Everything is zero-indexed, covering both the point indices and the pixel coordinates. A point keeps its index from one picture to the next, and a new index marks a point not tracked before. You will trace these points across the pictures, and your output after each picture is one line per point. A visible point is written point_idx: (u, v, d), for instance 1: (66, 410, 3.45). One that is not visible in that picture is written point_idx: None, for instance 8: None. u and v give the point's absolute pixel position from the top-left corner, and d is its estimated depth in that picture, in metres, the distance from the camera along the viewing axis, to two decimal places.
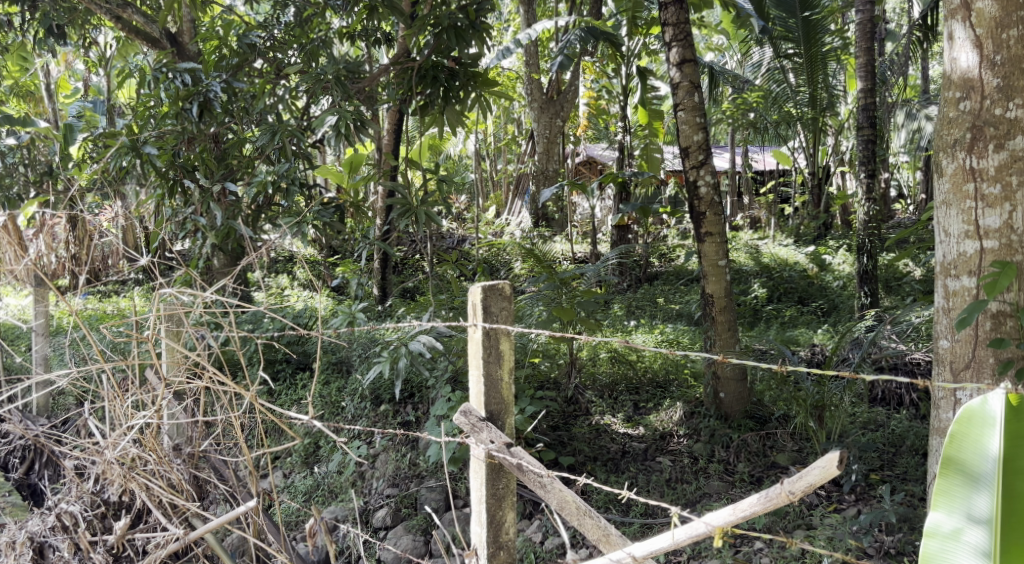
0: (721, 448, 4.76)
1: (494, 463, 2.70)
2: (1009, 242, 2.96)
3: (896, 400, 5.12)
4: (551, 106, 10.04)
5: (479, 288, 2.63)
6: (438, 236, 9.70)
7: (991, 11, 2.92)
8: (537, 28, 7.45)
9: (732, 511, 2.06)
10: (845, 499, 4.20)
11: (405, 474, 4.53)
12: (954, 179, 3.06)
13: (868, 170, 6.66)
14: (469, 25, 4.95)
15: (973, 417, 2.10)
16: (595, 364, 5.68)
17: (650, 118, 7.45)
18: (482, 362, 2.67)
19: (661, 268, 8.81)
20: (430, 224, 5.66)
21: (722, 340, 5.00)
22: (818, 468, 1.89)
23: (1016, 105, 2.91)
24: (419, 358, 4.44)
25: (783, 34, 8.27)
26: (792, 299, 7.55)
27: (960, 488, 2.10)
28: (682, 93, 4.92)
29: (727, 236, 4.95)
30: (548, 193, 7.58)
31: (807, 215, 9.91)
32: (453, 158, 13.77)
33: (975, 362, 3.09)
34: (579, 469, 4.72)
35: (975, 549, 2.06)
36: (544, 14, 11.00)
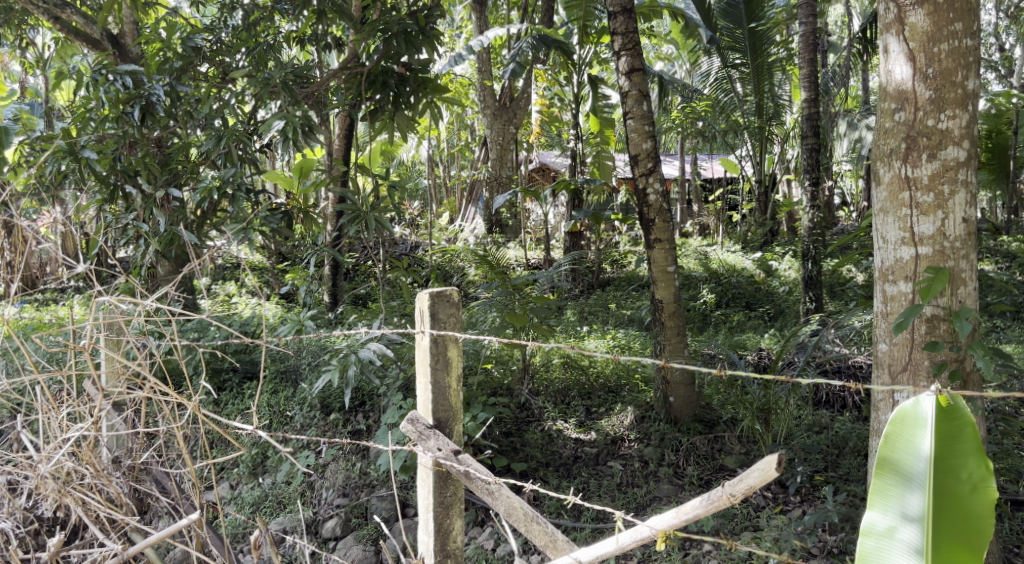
0: (671, 451, 4.82)
1: (442, 470, 2.69)
2: (941, 249, 3.08)
3: (839, 403, 5.24)
4: (504, 112, 10.14)
5: (427, 294, 2.63)
6: (391, 242, 9.66)
7: (923, 26, 3.02)
8: (489, 35, 7.45)
9: (675, 514, 2.10)
10: (791, 501, 4.29)
11: (356, 483, 4.49)
12: (891, 187, 3.16)
13: (812, 178, 6.82)
14: (419, 31, 4.89)
15: (906, 419, 2.17)
16: (547, 369, 5.71)
17: (602, 126, 7.54)
18: (429, 369, 2.67)
19: (613, 274, 8.90)
20: (381, 230, 5.62)
21: (671, 345, 5.06)
22: (758, 471, 1.93)
23: (947, 116, 3.02)
24: (369, 365, 4.41)
25: (730, 45, 8.46)
26: (740, 304, 7.70)
27: (894, 487, 2.17)
28: (631, 102, 4.99)
29: (676, 242, 5.02)
30: (500, 200, 7.61)
31: (754, 222, 10.12)
32: (406, 164, 13.73)
33: (911, 365, 3.19)
34: (531, 475, 4.73)
35: (908, 546, 2.13)
36: (496, 21, 11.06)
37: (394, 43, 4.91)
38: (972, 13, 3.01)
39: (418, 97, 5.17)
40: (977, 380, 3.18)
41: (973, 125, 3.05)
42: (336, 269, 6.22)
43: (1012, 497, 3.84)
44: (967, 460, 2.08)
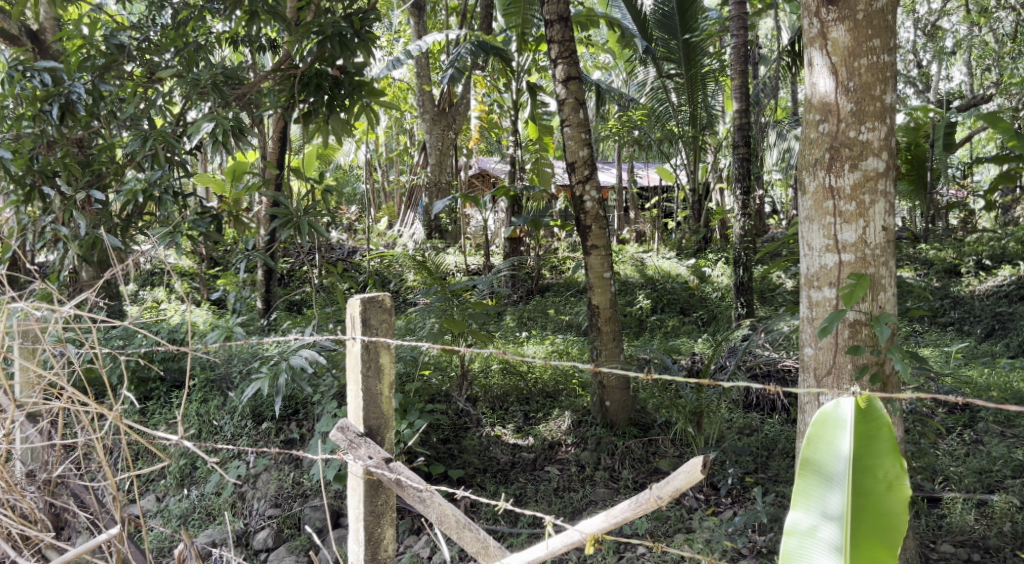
0: (607, 455, 4.86)
1: (374, 479, 2.67)
2: (863, 256, 3.19)
3: (769, 406, 5.37)
4: (443, 118, 10.14)
5: (358, 300, 2.59)
6: (328, 247, 9.51)
7: (844, 41, 3.14)
8: (428, 40, 7.42)
9: (605, 518, 2.16)
10: (722, 502, 4.38)
11: (288, 493, 4.39)
12: (815, 196, 3.27)
13: (743, 187, 7.00)
14: (355, 34, 4.85)
15: (827, 420, 2.24)
16: (486, 375, 5.70)
17: (540, 134, 7.58)
18: (360, 377, 2.64)
19: (552, 280, 8.96)
20: (315, 234, 5.53)
21: (608, 350, 5.12)
22: (683, 474, 2.00)
23: (868, 128, 3.14)
24: (301, 372, 4.33)
25: (665, 55, 8.63)
26: (675, 310, 7.87)
27: (815, 487, 2.24)
28: (567, 110, 5.03)
29: (613, 249, 5.08)
30: (439, 206, 7.58)
31: (688, 229, 10.33)
32: (343, 168, 13.58)
33: (836, 368, 3.29)
34: (468, 482, 4.72)
35: (829, 544, 2.21)
36: (435, 27, 11.05)
37: (328, 45, 4.85)
38: (889, 30, 3.13)
39: (352, 100, 5.11)
40: (896, 383, 3.30)
41: (891, 137, 3.18)
42: (269, 274, 6.09)
43: (928, 495, 4.00)
44: (882, 460, 2.16)
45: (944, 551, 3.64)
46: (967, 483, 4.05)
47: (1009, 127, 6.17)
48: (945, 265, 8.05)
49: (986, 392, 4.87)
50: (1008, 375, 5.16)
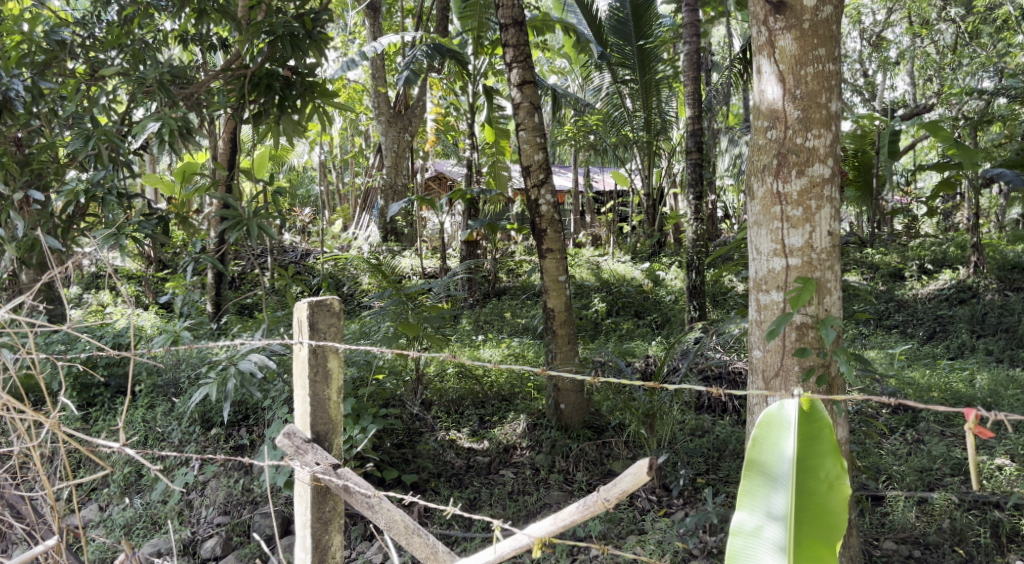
0: (561, 458, 4.88)
1: (321, 485, 2.64)
2: (809, 260, 3.26)
3: (721, 407, 5.43)
4: (399, 120, 10.07)
5: (306, 304, 2.57)
6: (281, 249, 9.37)
7: (791, 49, 3.20)
8: (383, 41, 7.36)
9: (553, 521, 2.27)
10: (674, 503, 4.43)
11: (238, 500, 4.30)
12: (764, 202, 3.33)
13: (696, 192, 7.10)
14: (307, 34, 4.80)
15: (772, 421, 2.28)
16: (441, 379, 5.67)
17: (497, 137, 7.58)
18: (308, 381, 2.61)
19: (509, 283, 8.96)
20: (266, 237, 5.44)
21: (563, 353, 5.12)
22: (630, 476, 2.12)
23: (814, 135, 3.21)
24: (250, 377, 4.25)
25: (620, 61, 8.72)
26: (629, 313, 7.95)
27: (760, 488, 2.29)
28: (522, 113, 5.04)
29: (568, 252, 5.10)
30: (394, 208, 7.52)
31: (643, 233, 10.44)
32: (297, 170, 13.39)
33: (783, 370, 3.36)
34: (423, 487, 4.69)
35: (773, 544, 2.26)
36: (390, 28, 10.99)
37: (280, 45, 4.79)
38: (834, 40, 3.21)
39: (304, 101, 5.04)
40: (842, 384, 3.37)
41: (836, 144, 3.26)
42: (220, 277, 5.98)
43: (872, 493, 4.09)
44: (824, 460, 2.22)
45: (886, 548, 3.74)
46: (909, 481, 4.16)
47: (949, 136, 6.37)
48: (889, 269, 8.28)
49: (928, 392, 5.01)
50: (948, 376, 5.32)
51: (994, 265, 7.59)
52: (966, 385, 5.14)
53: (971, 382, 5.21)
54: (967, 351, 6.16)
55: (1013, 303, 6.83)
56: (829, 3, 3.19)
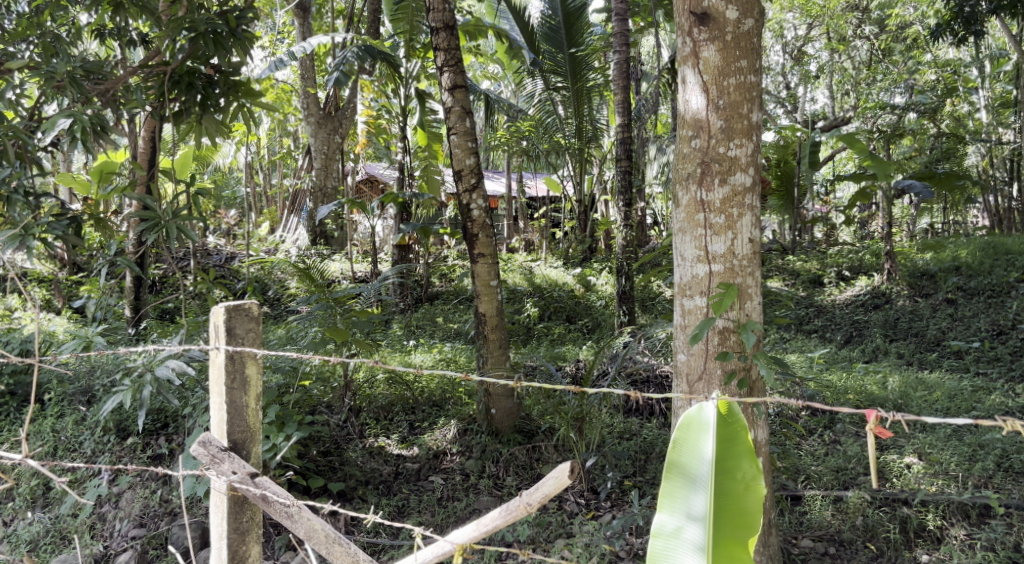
0: (491, 463, 4.87)
1: (238, 495, 2.60)
2: (731, 266, 3.34)
3: (648, 410, 5.51)
4: (329, 121, 9.90)
5: (223, 308, 2.52)
6: (204, 252, 9.10)
7: (714, 60, 3.29)
8: (312, 42, 7.22)
9: (475, 527, 2.31)
10: (602, 506, 4.46)
11: (155, 511, 4.15)
12: (687, 209, 3.40)
13: (625, 199, 7.21)
14: (230, 32, 4.69)
15: (692, 423, 2.37)
16: (371, 385, 5.59)
17: (429, 140, 7.53)
18: (224, 388, 2.56)
19: (442, 287, 8.91)
20: (186, 239, 5.26)
21: (494, 358, 5.12)
22: (552, 480, 2.20)
23: (735, 145, 3.31)
24: (168, 384, 4.09)
25: (552, 68, 8.82)
26: (561, 318, 8.03)
27: (680, 489, 2.37)
28: (454, 118, 5.03)
29: (499, 257, 5.10)
30: (324, 211, 7.37)
31: (575, 239, 10.54)
32: (223, 171, 13.04)
33: (706, 374, 3.43)
34: (350, 495, 4.61)
35: (693, 544, 2.34)
36: (321, 29, 10.82)
37: (201, 43, 4.66)
38: (755, 52, 3.31)
39: (228, 100, 4.92)
40: (762, 387, 3.45)
41: (756, 154, 3.36)
42: (138, 281, 5.77)
43: (791, 493, 4.22)
44: (741, 460, 2.32)
45: (804, 546, 3.86)
46: (826, 481, 4.29)
47: (865, 148, 6.64)
48: (809, 276, 8.60)
49: (844, 395, 5.21)
50: (862, 379, 5.53)
51: (906, 273, 7.93)
52: (879, 387, 5.36)
53: (884, 385, 5.44)
54: (881, 355, 6.42)
55: (922, 309, 7.16)
56: (750, 17, 3.29)
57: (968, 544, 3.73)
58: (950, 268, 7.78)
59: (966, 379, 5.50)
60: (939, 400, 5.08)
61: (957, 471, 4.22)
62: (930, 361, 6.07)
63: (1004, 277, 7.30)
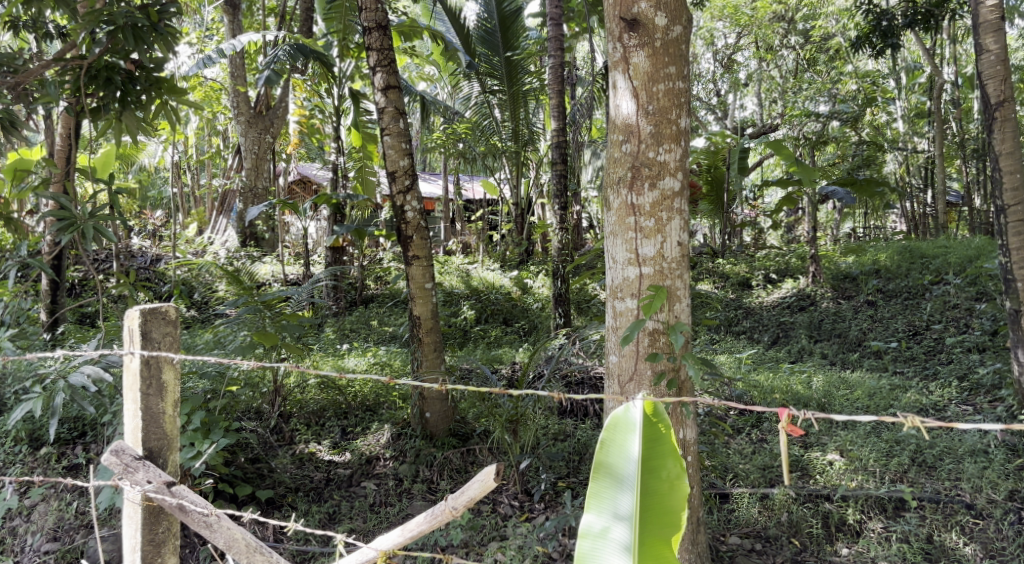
0: (425, 467, 4.82)
1: (154, 505, 2.59)
2: (660, 269, 3.39)
3: (582, 412, 5.55)
4: (260, 120, 9.69)
5: (138, 312, 2.55)
6: (127, 254, 8.80)
7: (644, 66, 3.34)
8: (242, 40, 7.05)
9: (401, 533, 2.39)
10: (535, 508, 4.46)
11: (70, 524, 3.97)
12: (619, 213, 3.44)
13: (561, 202, 7.27)
14: (151, 26, 4.55)
15: (619, 424, 2.42)
16: (302, 390, 5.50)
17: (363, 141, 7.45)
18: (140, 395, 2.56)
19: (377, 290, 8.80)
20: (105, 240, 5.05)
21: (428, 361, 5.07)
22: (478, 483, 2.26)
23: (664, 150, 3.36)
24: (83, 392, 3.92)
25: (488, 71, 8.82)
26: (498, 320, 8.03)
27: (608, 489, 2.41)
28: (387, 118, 4.97)
29: (434, 259, 5.06)
30: (254, 211, 7.16)
31: (512, 242, 10.58)
32: (148, 170, 12.61)
33: (636, 375, 3.47)
34: (278, 502, 4.50)
35: (619, 544, 2.37)
36: (252, 26, 10.59)
37: (121, 36, 4.50)
38: (683, 59, 3.37)
39: (149, 96, 4.76)
40: (691, 387, 3.50)
41: (685, 159, 3.41)
42: (56, 284, 5.53)
43: (719, 491, 4.28)
44: (666, 460, 2.36)
45: (732, 543, 3.94)
46: (753, 479, 4.39)
47: (790, 155, 6.84)
48: (738, 278, 8.81)
49: (771, 395, 5.35)
50: (788, 379, 5.69)
51: (830, 276, 8.22)
52: (804, 386, 5.52)
53: (809, 384, 5.61)
54: (806, 355, 6.63)
55: (844, 310, 7.41)
56: (678, 24, 3.35)
57: (885, 537, 3.87)
58: (871, 271, 8.08)
59: (884, 378, 5.71)
60: (860, 399, 5.25)
61: (875, 466, 4.38)
62: (852, 360, 6.30)
63: (920, 279, 7.62)
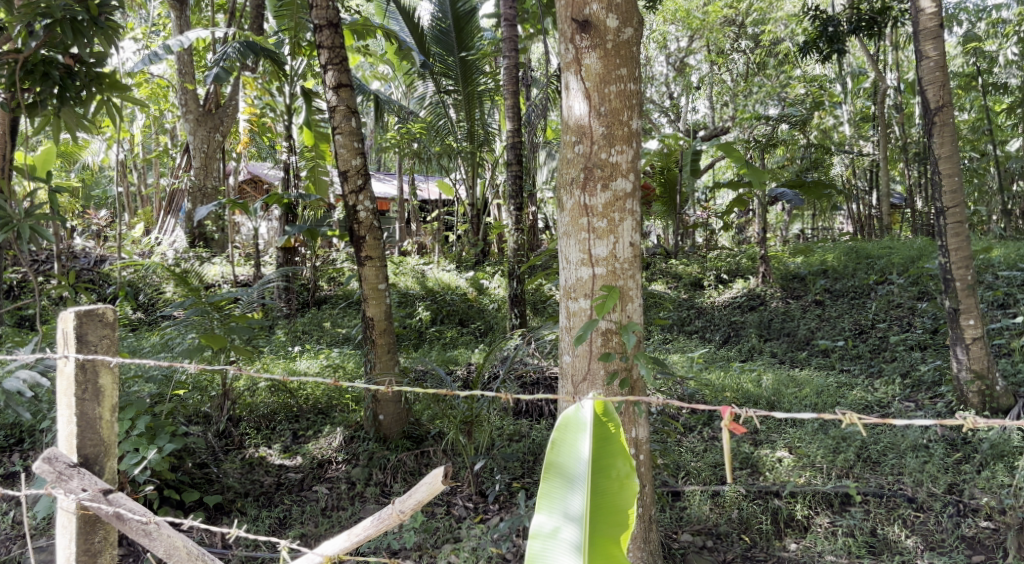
0: (378, 470, 4.74)
1: (89, 514, 2.57)
2: (613, 269, 3.41)
3: (537, 412, 5.55)
4: (209, 119, 9.50)
5: (72, 314, 2.50)
6: (69, 255, 8.54)
7: (595, 67, 3.35)
8: (190, 36, 6.89)
9: (348, 537, 2.40)
10: (490, 509, 4.43)
11: (5, 536, 3.83)
12: (572, 213, 3.44)
13: (516, 203, 7.27)
14: (91, 20, 4.43)
15: (570, 424, 2.42)
16: (252, 394, 5.40)
17: (316, 140, 7.35)
18: (75, 400, 2.54)
19: (330, 292, 8.69)
20: (43, 240, 4.88)
21: (382, 362, 5.02)
22: (425, 486, 2.27)
23: (617, 151, 3.38)
24: (19, 397, 3.76)
25: (443, 71, 8.79)
26: (453, 321, 8.00)
27: (558, 489, 2.41)
28: (339, 117, 4.91)
29: (387, 260, 5.01)
30: (203, 211, 6.99)
31: (468, 242, 10.55)
32: (91, 168, 12.24)
33: (590, 374, 3.48)
34: (227, 508, 4.40)
35: (569, 544, 2.38)
36: (200, 22, 10.36)
37: (58, 30, 4.36)
38: (635, 61, 3.39)
39: (89, 93, 4.63)
40: (643, 386, 3.52)
41: (637, 160, 3.44)
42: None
43: (671, 490, 4.32)
44: (615, 459, 2.37)
45: (683, 541, 3.98)
46: (704, 477, 4.43)
47: (741, 157, 6.92)
48: (691, 279, 8.92)
49: (722, 393, 5.44)
50: (739, 377, 5.78)
51: (779, 277, 8.39)
52: (755, 384, 5.61)
53: (758, 382, 5.70)
54: (756, 354, 6.75)
55: (793, 310, 7.55)
56: (630, 26, 3.37)
57: (831, 531, 3.95)
58: (819, 271, 8.28)
59: (831, 376, 5.84)
60: (808, 396, 5.36)
61: (822, 462, 4.47)
62: (801, 359, 6.43)
63: (865, 279, 7.82)
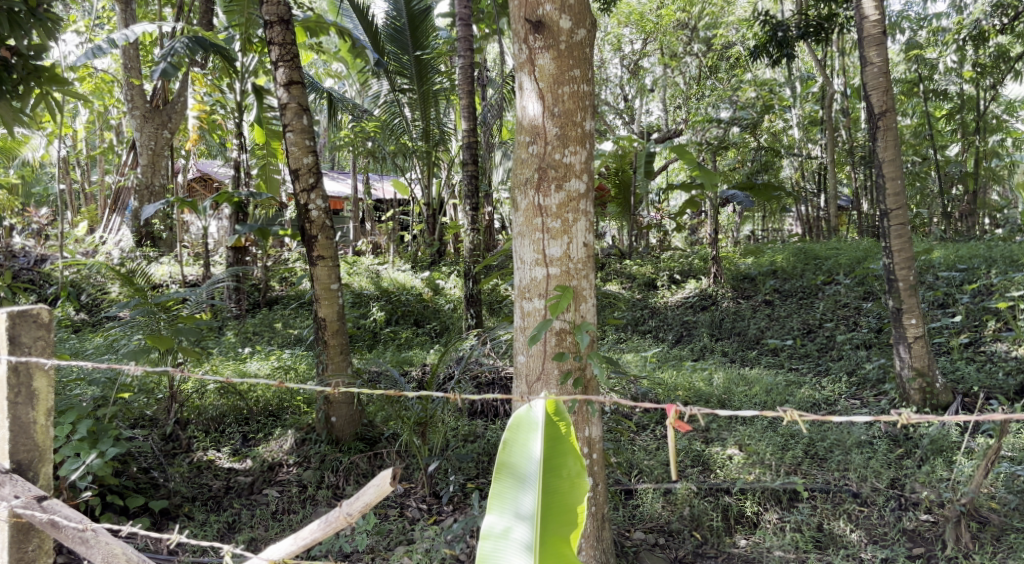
0: (330, 473, 4.68)
1: (22, 522, 2.55)
2: (566, 269, 3.42)
3: (492, 412, 5.54)
4: (157, 115, 9.27)
5: (5, 316, 2.48)
6: (8, 255, 8.27)
7: (549, 68, 3.35)
8: (136, 30, 6.69)
9: (295, 541, 2.37)
10: (444, 510, 4.40)
11: None
12: (526, 213, 3.44)
13: (472, 203, 7.24)
14: (29, 12, 4.33)
15: (522, 424, 2.41)
16: (201, 396, 5.29)
17: (267, 138, 7.23)
18: (7, 404, 2.52)
19: (282, 292, 8.56)
20: None
21: (334, 364, 4.95)
22: (374, 488, 2.24)
23: (570, 152, 3.39)
24: None
25: (397, 70, 8.83)
26: (408, 322, 7.95)
27: (509, 490, 2.40)
28: (290, 114, 4.83)
29: (340, 260, 4.95)
30: (150, 210, 6.81)
31: (423, 242, 10.47)
32: (31, 165, 11.87)
33: (544, 374, 3.48)
34: (173, 513, 4.31)
35: (520, 544, 2.37)
36: (146, 17, 10.10)
37: None
38: (587, 63, 3.41)
39: (27, 87, 4.46)
40: (596, 385, 3.53)
41: (590, 161, 3.45)
42: None
43: (625, 488, 4.36)
44: (566, 458, 2.37)
45: (636, 538, 4.00)
46: (657, 475, 4.47)
47: (693, 159, 6.99)
48: (644, 279, 9.01)
49: (674, 392, 5.50)
50: (691, 376, 5.86)
51: (730, 277, 8.52)
52: (706, 383, 5.70)
53: (709, 381, 5.79)
54: (708, 353, 6.86)
55: (744, 310, 7.66)
56: (583, 27, 3.38)
57: (780, 527, 4.03)
58: (768, 271, 8.44)
59: (780, 374, 5.96)
60: (757, 395, 5.45)
61: (772, 459, 4.53)
62: (751, 358, 6.55)
63: (813, 279, 7.99)
